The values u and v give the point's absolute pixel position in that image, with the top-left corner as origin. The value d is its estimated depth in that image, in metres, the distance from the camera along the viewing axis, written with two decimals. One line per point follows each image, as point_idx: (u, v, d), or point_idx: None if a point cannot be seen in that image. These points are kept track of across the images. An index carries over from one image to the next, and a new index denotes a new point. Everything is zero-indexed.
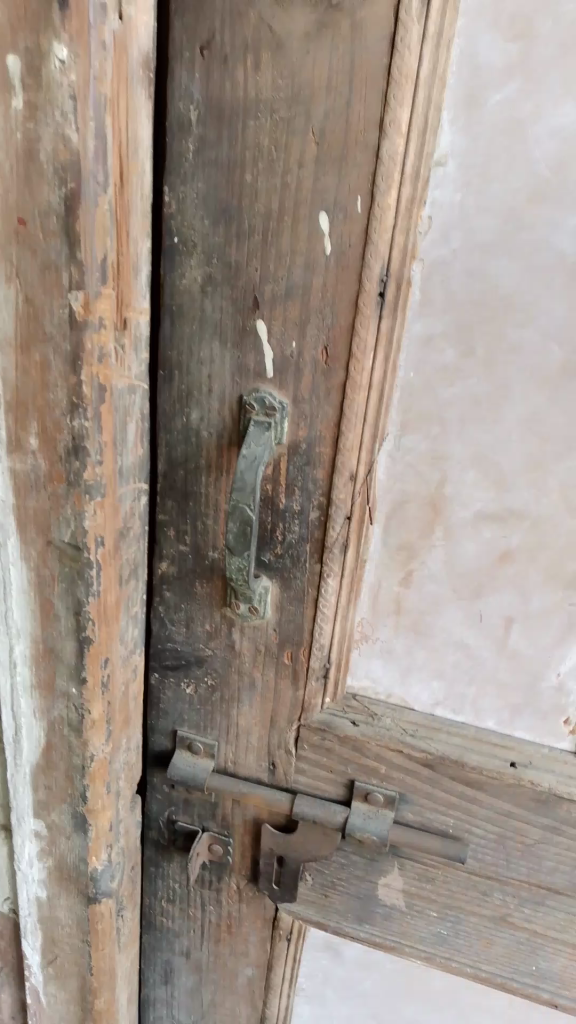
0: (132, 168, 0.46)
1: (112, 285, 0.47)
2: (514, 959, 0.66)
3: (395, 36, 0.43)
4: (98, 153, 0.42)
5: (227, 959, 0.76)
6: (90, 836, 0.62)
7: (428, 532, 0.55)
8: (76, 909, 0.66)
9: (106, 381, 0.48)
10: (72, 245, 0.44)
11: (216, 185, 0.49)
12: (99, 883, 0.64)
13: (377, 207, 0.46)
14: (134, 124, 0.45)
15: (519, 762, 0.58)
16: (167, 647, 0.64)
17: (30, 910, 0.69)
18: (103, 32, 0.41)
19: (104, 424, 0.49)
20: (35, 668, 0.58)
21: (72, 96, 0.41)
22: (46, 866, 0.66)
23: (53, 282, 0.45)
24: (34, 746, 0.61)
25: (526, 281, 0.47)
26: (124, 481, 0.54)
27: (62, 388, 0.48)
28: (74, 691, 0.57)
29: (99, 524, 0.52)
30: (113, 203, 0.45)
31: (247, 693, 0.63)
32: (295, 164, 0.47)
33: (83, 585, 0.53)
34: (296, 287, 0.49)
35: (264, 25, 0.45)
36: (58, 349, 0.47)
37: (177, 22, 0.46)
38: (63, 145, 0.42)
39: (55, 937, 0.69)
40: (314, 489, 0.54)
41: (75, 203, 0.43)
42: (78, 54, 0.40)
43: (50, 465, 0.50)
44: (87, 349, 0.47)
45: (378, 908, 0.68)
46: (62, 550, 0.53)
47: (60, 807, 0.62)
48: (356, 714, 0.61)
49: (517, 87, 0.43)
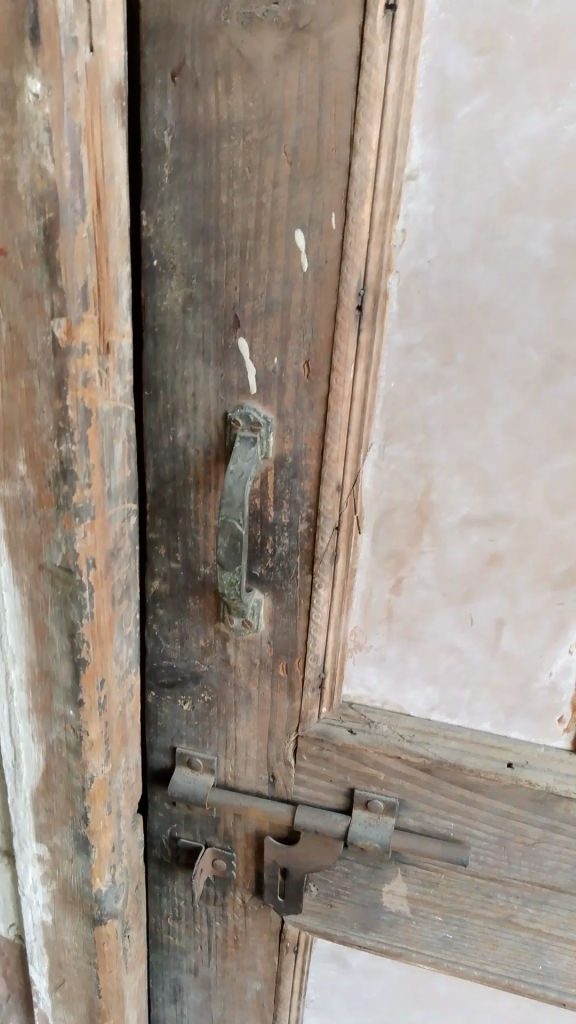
0: (110, 192, 0.46)
1: (93, 309, 0.47)
2: (520, 960, 0.66)
3: (362, 55, 0.44)
4: (75, 181, 0.43)
5: (235, 974, 0.76)
6: (93, 857, 0.62)
7: (416, 539, 0.55)
8: (81, 932, 0.66)
9: (92, 404, 0.49)
10: (53, 272, 0.44)
11: (192, 205, 0.49)
12: (104, 904, 0.64)
13: (351, 223, 0.47)
14: (109, 149, 0.46)
15: (516, 763, 0.59)
16: (162, 664, 0.64)
17: (36, 934, 0.69)
18: (76, 63, 0.41)
19: (91, 446, 0.50)
20: (32, 691, 0.58)
21: (47, 128, 0.41)
22: (50, 889, 0.66)
23: (35, 309, 0.46)
24: (34, 769, 0.61)
25: (501, 289, 0.48)
26: (113, 502, 0.54)
27: (48, 411, 0.48)
28: (71, 714, 0.57)
29: (90, 545, 0.52)
30: (91, 229, 0.45)
31: (244, 707, 0.63)
32: (270, 183, 0.47)
33: (77, 607, 0.53)
34: (275, 303, 0.50)
35: (234, 49, 0.46)
36: (43, 374, 0.47)
37: (148, 49, 0.47)
38: (40, 175, 0.42)
39: (62, 960, 0.69)
40: (302, 501, 0.55)
41: (55, 230, 0.43)
42: (51, 86, 0.41)
43: (39, 489, 0.51)
44: (72, 374, 0.47)
45: (383, 915, 0.68)
46: (54, 573, 0.53)
47: (62, 830, 0.62)
48: (353, 723, 0.62)
49: (484, 101, 0.44)
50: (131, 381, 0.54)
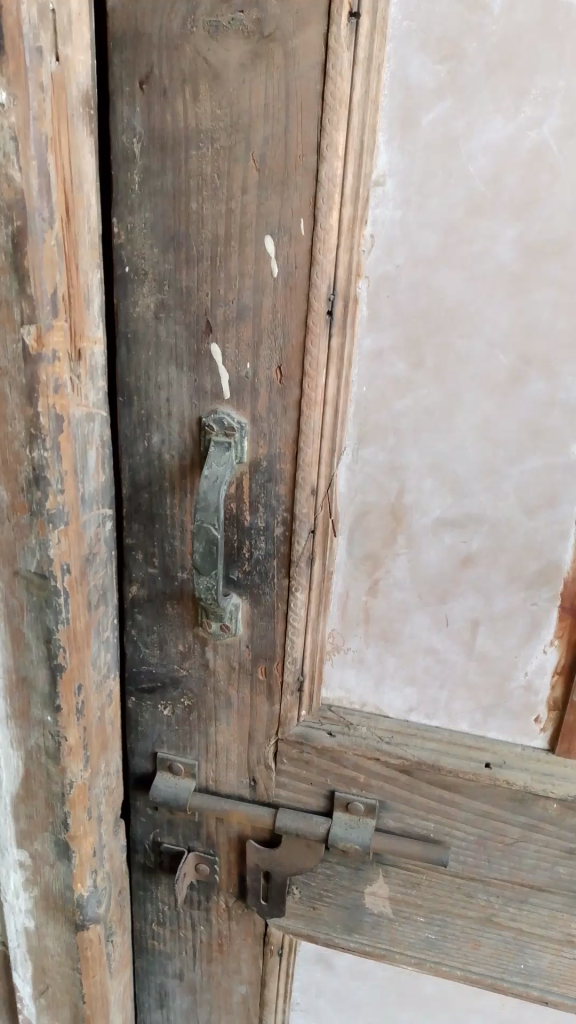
0: (78, 201, 0.47)
1: (64, 317, 0.48)
2: (502, 959, 0.66)
3: (327, 63, 0.44)
4: (42, 190, 0.43)
5: (220, 978, 0.77)
6: (74, 863, 0.62)
7: (391, 541, 0.56)
8: (64, 937, 0.66)
9: (63, 411, 0.49)
10: (22, 280, 0.45)
11: (162, 213, 0.50)
12: (86, 909, 0.64)
13: (320, 229, 0.47)
14: (77, 158, 0.46)
15: (493, 762, 0.59)
16: (142, 669, 0.64)
17: (19, 941, 0.68)
18: (41, 73, 0.42)
19: (63, 452, 0.50)
20: (10, 698, 0.58)
21: (13, 137, 0.42)
22: (33, 895, 0.66)
23: (5, 317, 0.46)
24: (13, 774, 0.61)
25: (468, 292, 0.48)
26: (87, 508, 0.54)
27: (20, 418, 0.48)
28: (49, 719, 0.57)
29: (64, 551, 0.52)
30: (60, 238, 0.46)
31: (223, 711, 0.64)
32: (239, 190, 0.48)
33: (52, 613, 0.53)
34: (247, 309, 0.50)
35: (200, 58, 0.46)
36: (14, 382, 0.47)
37: (116, 57, 0.47)
38: (7, 185, 0.43)
39: (46, 966, 0.69)
40: (278, 505, 0.55)
41: (23, 239, 0.44)
42: (16, 96, 0.41)
43: (13, 496, 0.51)
44: (43, 382, 0.47)
45: (366, 917, 0.68)
46: (29, 579, 0.53)
47: (43, 835, 0.62)
48: (332, 725, 0.62)
49: (447, 107, 0.45)
50: (104, 387, 0.54)
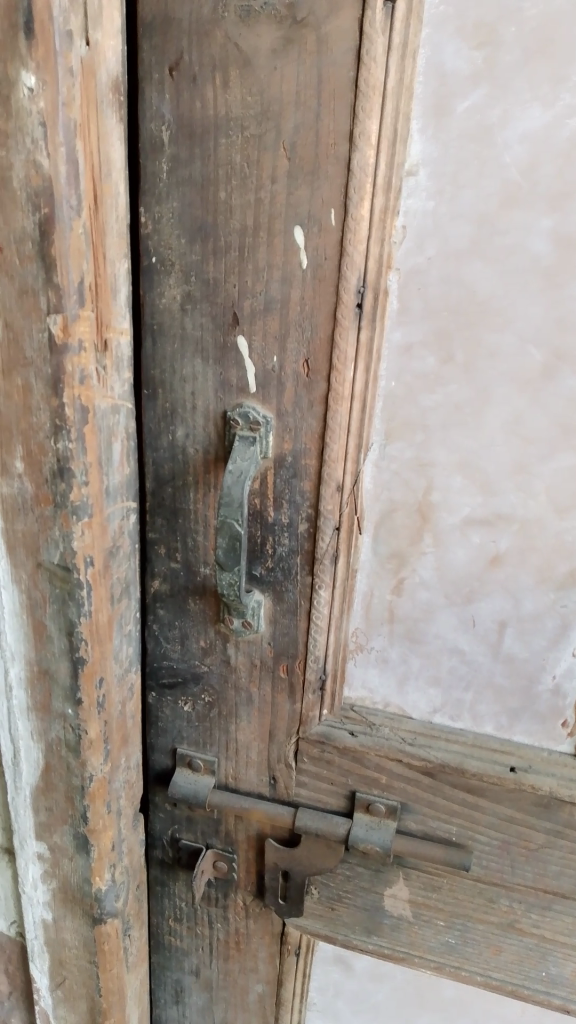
0: (106, 189, 0.46)
1: (90, 306, 0.47)
2: (524, 966, 0.65)
3: (360, 49, 0.43)
4: (70, 177, 0.43)
5: (237, 976, 0.76)
6: (93, 857, 0.61)
7: (418, 539, 0.55)
8: (82, 931, 0.66)
9: (89, 402, 0.49)
10: (48, 268, 0.44)
11: (190, 202, 0.49)
12: (104, 903, 0.64)
13: (351, 219, 0.46)
14: (106, 146, 0.45)
15: (519, 766, 0.58)
16: (163, 665, 0.64)
17: (37, 933, 0.68)
18: (70, 58, 0.41)
19: (88, 444, 0.49)
20: (31, 691, 0.58)
21: (41, 123, 0.41)
22: (51, 888, 0.66)
23: (31, 306, 0.45)
24: (34, 767, 0.61)
25: (502, 285, 0.47)
26: (111, 501, 0.53)
27: (45, 409, 0.48)
28: (70, 712, 0.57)
29: (88, 544, 0.51)
30: (88, 226, 0.45)
31: (244, 708, 0.63)
32: (268, 179, 0.47)
33: (75, 606, 0.53)
34: (274, 300, 0.50)
35: (231, 44, 0.45)
36: (39, 372, 0.47)
37: (146, 44, 0.47)
38: (35, 171, 0.42)
39: (63, 959, 0.69)
40: (302, 500, 0.54)
41: (50, 227, 0.43)
42: (45, 81, 0.40)
43: (37, 487, 0.50)
44: (68, 372, 0.47)
45: (386, 919, 0.68)
46: (52, 572, 0.53)
47: (62, 829, 0.62)
48: (354, 725, 0.61)
49: (483, 93, 0.44)
50: (129, 379, 0.53)
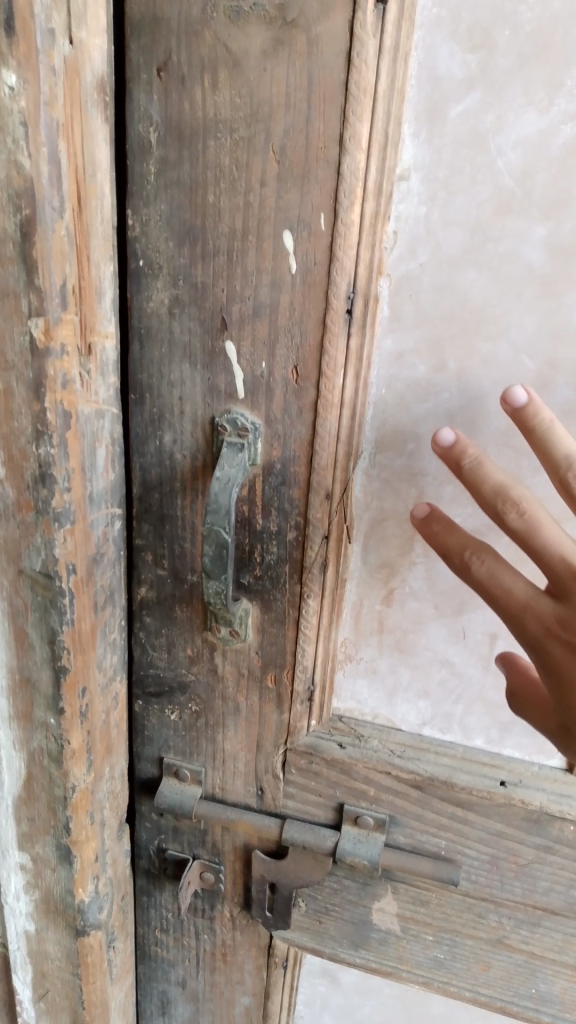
0: (91, 190, 0.45)
1: (74, 310, 0.46)
2: (513, 982, 0.65)
3: (351, 51, 0.42)
4: (53, 178, 0.42)
5: (223, 988, 0.75)
6: (75, 868, 0.60)
7: (407, 549, 0.54)
8: (64, 942, 0.65)
9: (72, 407, 0.48)
10: (30, 271, 0.43)
11: (178, 204, 0.48)
12: (87, 915, 0.63)
13: (341, 224, 0.46)
14: (90, 147, 0.44)
15: (509, 781, 0.58)
16: (149, 673, 0.63)
17: (19, 944, 0.67)
18: (53, 56, 0.40)
19: (71, 450, 0.48)
20: (13, 700, 0.57)
21: (23, 122, 0.40)
22: (34, 899, 0.65)
23: (13, 310, 0.45)
24: (15, 777, 0.60)
25: (494, 292, 0.46)
26: (95, 507, 0.53)
27: (27, 414, 0.47)
28: (52, 722, 0.56)
29: (70, 551, 0.50)
30: (71, 228, 0.44)
31: (231, 718, 0.62)
32: (258, 183, 0.46)
33: (57, 614, 0.52)
34: (263, 307, 0.49)
35: (220, 45, 0.44)
36: (21, 376, 0.46)
37: (134, 44, 0.46)
38: (17, 172, 0.41)
39: (45, 971, 0.68)
40: (291, 508, 0.54)
41: (32, 228, 0.42)
42: (27, 79, 0.39)
43: (18, 493, 0.49)
44: (50, 376, 0.46)
45: (373, 933, 0.67)
46: (34, 579, 0.52)
47: (44, 839, 0.61)
48: (343, 736, 0.60)
49: (477, 98, 0.43)
50: (115, 384, 0.52)
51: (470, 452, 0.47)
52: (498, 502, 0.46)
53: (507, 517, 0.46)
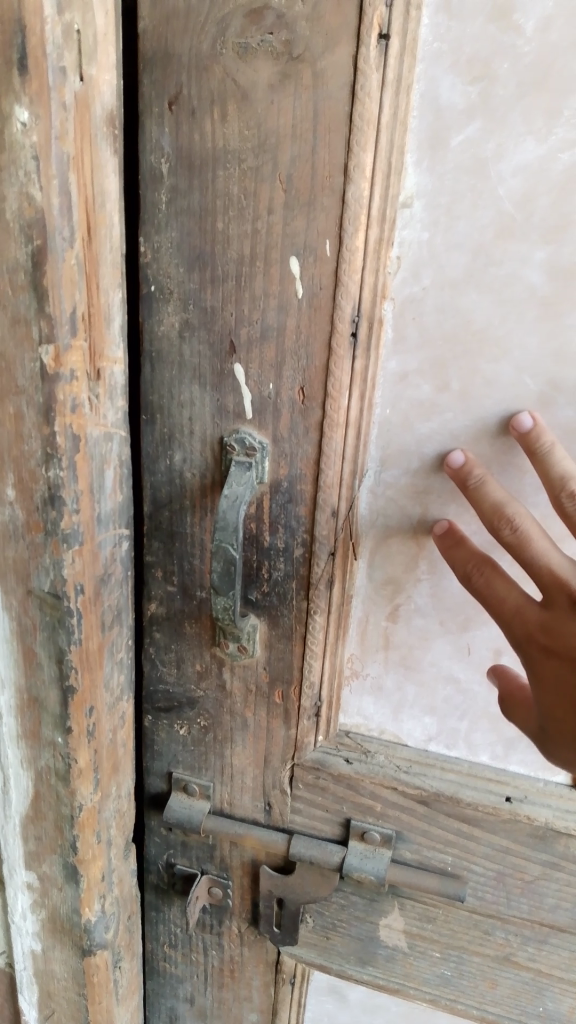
0: (100, 219, 0.46)
1: (83, 336, 0.47)
2: (520, 1000, 0.65)
3: (355, 84, 0.44)
4: (63, 208, 0.43)
5: (231, 1005, 0.76)
6: (81, 887, 0.61)
7: (412, 566, 0.55)
8: (70, 961, 0.65)
9: (81, 430, 0.49)
10: (40, 299, 0.44)
11: (189, 231, 0.50)
12: (93, 934, 0.63)
13: (346, 249, 0.47)
14: (100, 177, 0.46)
15: (514, 796, 0.58)
16: (158, 688, 0.64)
17: (26, 963, 0.69)
18: (64, 92, 0.41)
19: (80, 471, 0.49)
20: (21, 717, 0.58)
21: (34, 156, 0.41)
22: (40, 918, 0.66)
23: (23, 335, 0.46)
24: (23, 795, 0.61)
25: (496, 315, 0.47)
26: (103, 527, 0.53)
27: (37, 436, 0.48)
28: (60, 740, 0.56)
29: (79, 571, 0.51)
30: (81, 256, 0.45)
31: (240, 733, 0.63)
32: (265, 210, 0.47)
33: (65, 633, 0.52)
34: (271, 328, 0.50)
35: (228, 78, 0.46)
36: (31, 401, 0.47)
37: (146, 78, 0.47)
38: (28, 203, 0.42)
39: (52, 990, 0.68)
40: (298, 525, 0.55)
41: (43, 257, 0.43)
42: (38, 115, 0.40)
43: (28, 514, 0.51)
44: (60, 400, 0.47)
45: (380, 949, 0.67)
46: (43, 599, 0.53)
47: (51, 857, 0.62)
48: (350, 752, 0.61)
49: (478, 127, 0.44)
50: (124, 406, 0.53)
51: (476, 472, 0.49)
52: (494, 519, 0.48)
53: (501, 533, 0.48)
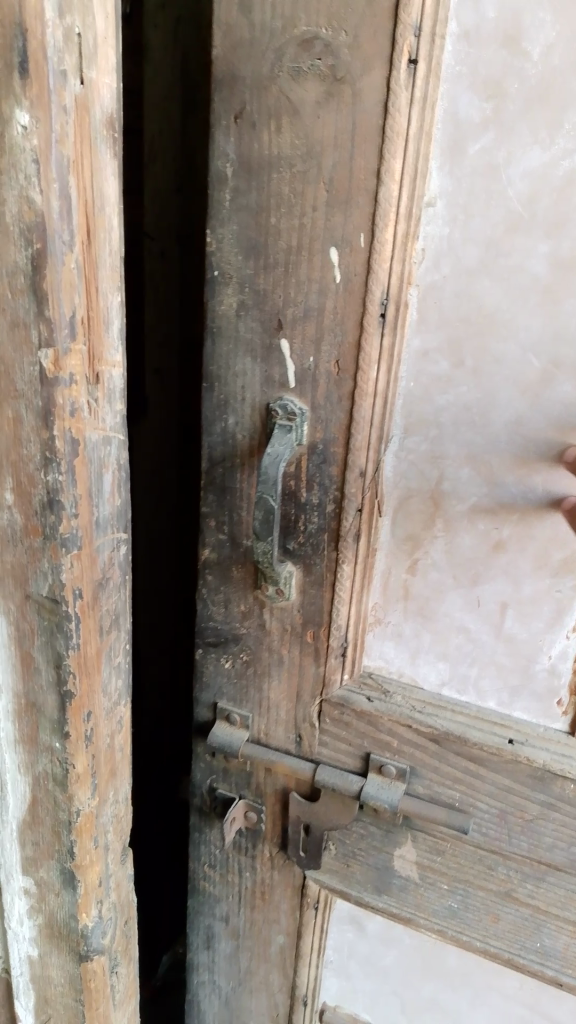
0: (100, 222, 0.47)
1: (82, 339, 0.47)
2: (520, 935, 0.70)
3: (387, 101, 0.52)
4: (63, 212, 0.44)
5: (261, 926, 0.84)
6: (79, 892, 0.61)
7: (430, 524, 0.62)
8: (68, 967, 0.66)
9: (79, 434, 0.49)
10: (40, 301, 0.45)
11: (247, 225, 0.58)
12: (90, 939, 0.63)
13: (377, 242, 0.55)
14: (99, 180, 0.46)
15: (516, 739, 0.64)
16: (208, 625, 0.72)
17: (23, 969, 0.69)
18: (64, 96, 0.42)
19: (78, 475, 0.49)
20: (19, 723, 0.59)
21: (34, 159, 0.42)
22: (38, 923, 0.66)
23: (23, 338, 0.46)
24: (20, 800, 0.62)
25: (505, 300, 0.54)
26: (101, 531, 0.53)
27: (35, 441, 0.48)
28: (58, 745, 0.57)
29: (77, 575, 0.52)
30: (80, 260, 0.46)
31: (276, 668, 0.71)
32: (310, 207, 0.56)
33: (63, 638, 0.53)
34: (312, 309, 0.58)
35: (283, 96, 0.55)
36: (30, 404, 0.47)
37: (217, 95, 0.57)
38: (28, 206, 0.43)
39: (48, 996, 0.69)
40: (330, 484, 0.62)
41: (42, 261, 0.44)
42: (39, 118, 0.41)
43: (26, 519, 0.51)
44: (58, 404, 0.47)
45: (395, 879, 0.74)
46: (41, 603, 0.53)
47: (48, 863, 0.62)
48: (371, 691, 0.69)
49: (491, 137, 0.51)
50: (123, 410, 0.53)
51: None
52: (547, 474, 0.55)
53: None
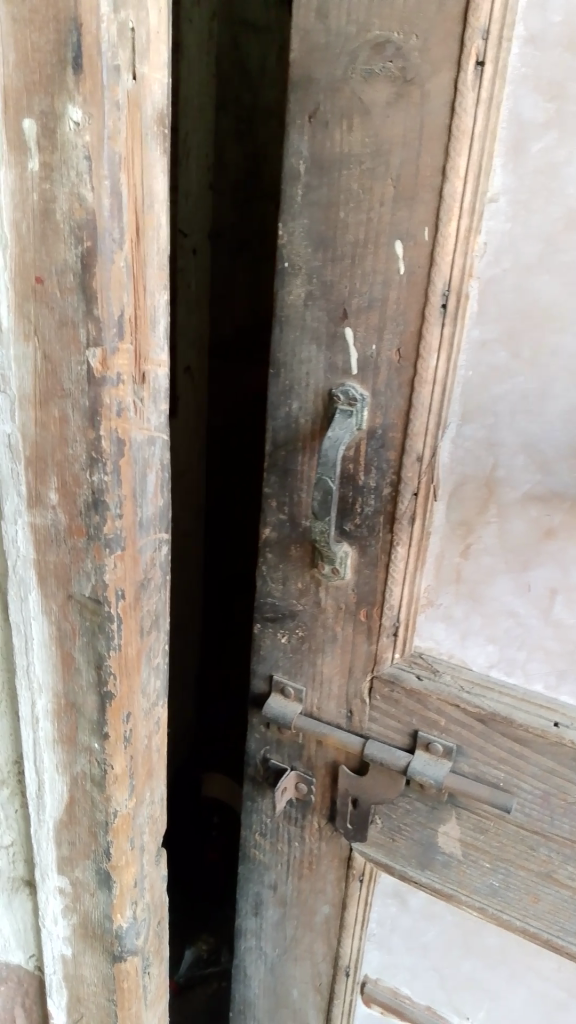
0: (148, 221, 0.49)
1: (129, 339, 0.50)
2: (560, 916, 0.72)
3: (454, 102, 0.54)
4: (113, 210, 0.46)
5: (307, 895, 0.87)
6: (114, 892, 0.65)
7: (483, 509, 0.64)
8: (101, 968, 0.70)
9: (125, 434, 0.51)
10: (89, 300, 0.47)
11: (317, 219, 0.62)
12: (124, 939, 0.68)
13: (440, 235, 0.57)
14: (148, 179, 0.48)
15: (561, 722, 0.66)
16: (267, 602, 0.76)
17: (56, 967, 0.73)
18: (116, 92, 0.44)
19: (123, 476, 0.52)
20: (58, 722, 0.62)
21: (86, 155, 0.44)
22: (72, 922, 0.70)
23: (71, 337, 0.49)
24: (57, 799, 0.65)
25: (562, 293, 0.57)
26: (144, 533, 0.56)
27: (81, 441, 0.51)
28: (96, 745, 0.60)
29: (119, 576, 0.54)
30: (129, 258, 0.48)
31: (330, 644, 0.74)
32: (378, 202, 0.59)
33: (104, 638, 0.56)
34: (376, 299, 0.61)
35: (355, 97, 0.58)
36: (76, 403, 0.50)
37: (292, 96, 0.60)
38: (79, 203, 0.45)
39: (80, 994, 0.74)
40: (387, 468, 0.65)
41: (92, 258, 0.46)
42: (91, 115, 0.43)
43: (70, 519, 0.54)
44: (105, 404, 0.50)
45: (438, 855, 0.76)
46: (83, 603, 0.56)
47: (84, 863, 0.66)
48: (421, 668, 0.71)
49: (553, 137, 0.54)
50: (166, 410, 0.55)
51: None
52: None
53: None
